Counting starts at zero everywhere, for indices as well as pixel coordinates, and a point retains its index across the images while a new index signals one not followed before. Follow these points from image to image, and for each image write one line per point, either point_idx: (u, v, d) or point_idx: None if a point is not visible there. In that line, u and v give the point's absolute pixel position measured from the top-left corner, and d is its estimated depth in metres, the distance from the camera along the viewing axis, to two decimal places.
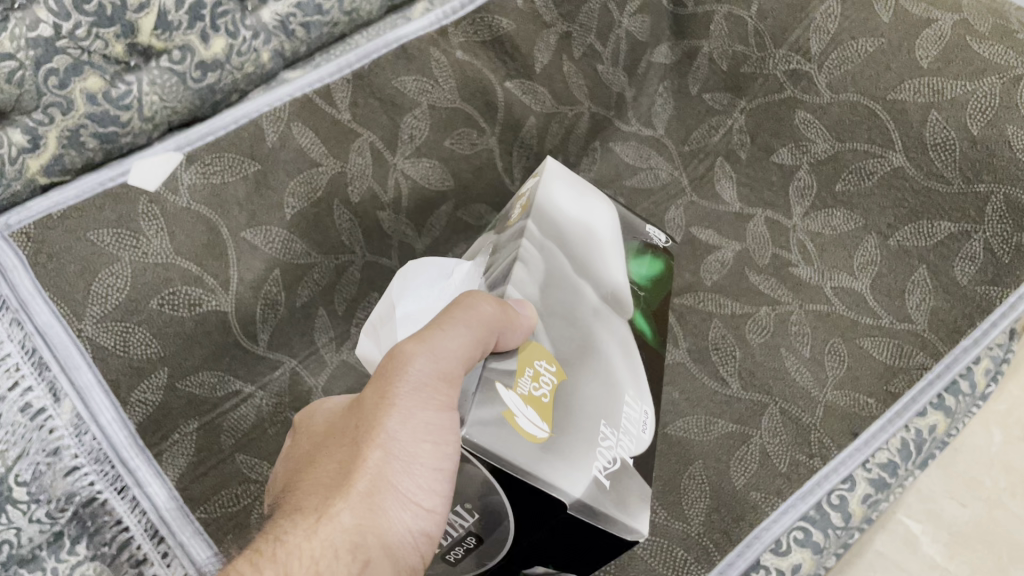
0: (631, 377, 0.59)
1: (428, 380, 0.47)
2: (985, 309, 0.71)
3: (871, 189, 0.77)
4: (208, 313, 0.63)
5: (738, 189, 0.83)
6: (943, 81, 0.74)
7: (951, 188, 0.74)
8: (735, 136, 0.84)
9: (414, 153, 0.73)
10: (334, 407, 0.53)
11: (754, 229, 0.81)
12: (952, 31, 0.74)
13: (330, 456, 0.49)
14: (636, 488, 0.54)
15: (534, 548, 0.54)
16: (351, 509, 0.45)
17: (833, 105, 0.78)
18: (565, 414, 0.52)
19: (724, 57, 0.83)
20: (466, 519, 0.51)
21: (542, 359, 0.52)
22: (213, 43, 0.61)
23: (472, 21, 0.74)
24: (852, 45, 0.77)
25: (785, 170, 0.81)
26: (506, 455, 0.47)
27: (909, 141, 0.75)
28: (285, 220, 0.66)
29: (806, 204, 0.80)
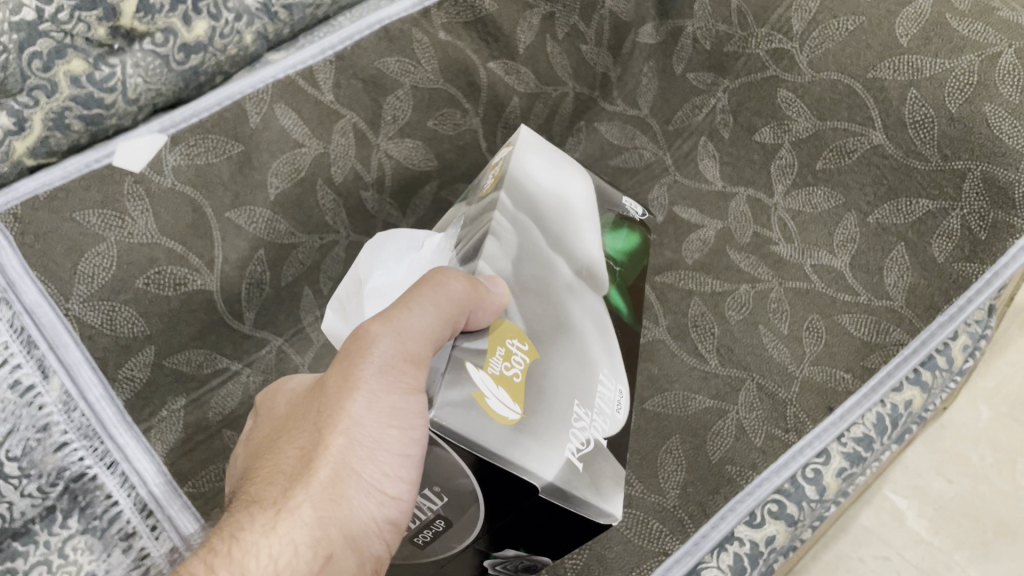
0: (608, 357, 0.59)
1: (392, 363, 0.47)
2: (962, 285, 0.71)
3: (850, 165, 0.77)
4: (193, 292, 0.68)
5: (720, 168, 0.84)
6: (922, 59, 0.74)
7: (928, 165, 0.74)
8: (718, 116, 0.85)
9: (397, 134, 0.76)
10: (296, 389, 0.53)
11: (736, 208, 0.81)
12: (932, 10, 0.75)
13: (291, 443, 0.49)
14: (609, 470, 0.54)
15: (506, 533, 0.53)
16: (312, 499, 0.46)
17: (814, 84, 0.79)
18: (535, 393, 0.52)
19: (710, 36, 0.84)
20: (435, 502, 0.51)
21: (514, 337, 0.52)
22: (196, 25, 0.67)
23: (455, 2, 0.77)
24: (832, 23, 0.78)
25: (767, 149, 0.81)
26: (476, 437, 0.47)
27: (889, 119, 0.75)
28: (268, 200, 0.70)
29: (788, 183, 0.80)
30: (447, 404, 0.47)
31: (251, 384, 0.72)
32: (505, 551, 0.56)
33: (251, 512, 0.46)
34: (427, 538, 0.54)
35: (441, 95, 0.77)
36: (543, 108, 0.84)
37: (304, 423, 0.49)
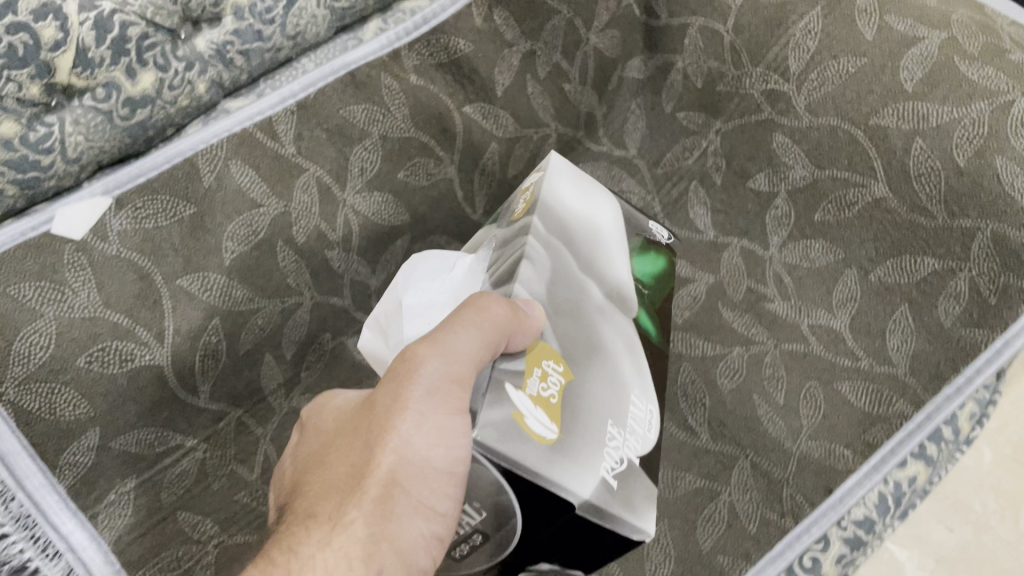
0: (638, 378, 0.57)
1: (439, 383, 0.47)
2: (969, 352, 0.66)
3: (850, 220, 0.72)
4: (141, 368, 0.62)
5: (713, 217, 0.80)
6: (930, 106, 0.69)
7: (934, 221, 0.68)
8: (710, 159, 0.81)
9: (365, 187, 0.70)
10: (346, 407, 0.54)
11: (729, 260, 0.78)
12: (939, 52, 0.70)
13: (342, 460, 0.50)
14: (643, 489, 0.53)
15: (542, 548, 0.52)
16: (363, 517, 0.47)
17: (813, 129, 0.74)
18: (571, 413, 0.51)
19: (702, 73, 0.80)
20: (474, 518, 0.50)
21: (549, 359, 0.51)
22: (141, 78, 0.61)
23: (427, 43, 0.72)
24: (830, 63, 0.73)
25: (762, 197, 0.77)
26: (517, 456, 0.46)
27: (892, 170, 0.70)
28: (223, 265, 0.65)
29: (784, 236, 0.75)
30: (487, 424, 0.46)
31: (208, 463, 0.67)
32: (539, 566, 0.54)
33: (303, 530, 0.47)
34: (462, 552, 0.53)
35: (414, 144, 0.72)
36: (525, 152, 0.80)
37: (355, 441, 0.50)
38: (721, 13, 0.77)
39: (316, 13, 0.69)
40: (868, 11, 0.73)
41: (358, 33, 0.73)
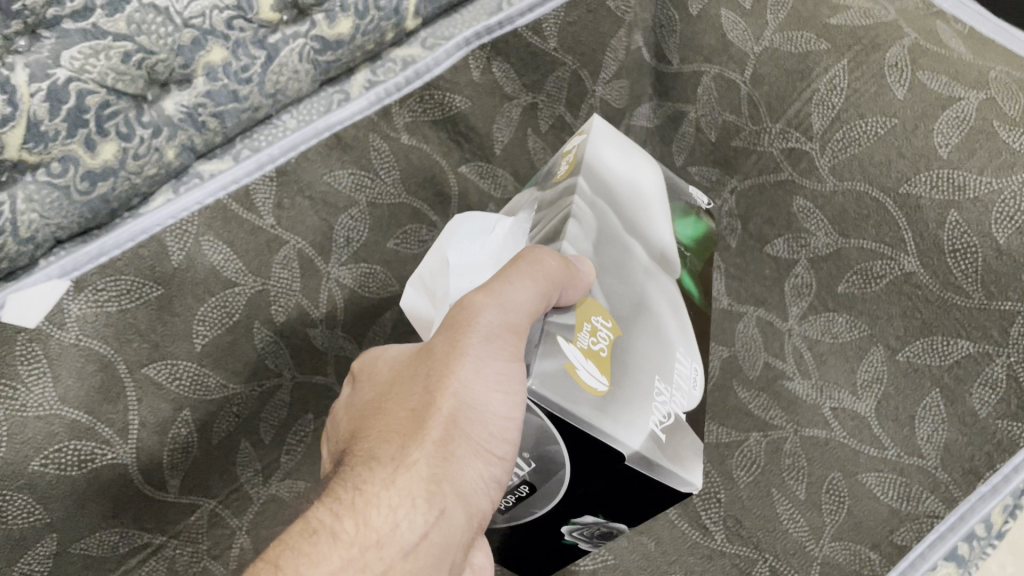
0: (682, 335, 0.59)
1: (496, 333, 0.48)
2: (1005, 448, 0.60)
3: (877, 296, 0.67)
4: (102, 468, 0.57)
5: (726, 283, 0.74)
6: (965, 175, 0.63)
7: (969, 301, 0.63)
8: (724, 220, 0.75)
9: (351, 258, 0.65)
10: (400, 354, 0.55)
11: (744, 331, 0.72)
12: (976, 114, 0.64)
13: (402, 404, 0.51)
14: (688, 441, 0.55)
15: (588, 502, 0.55)
16: (426, 457, 0.48)
17: (838, 193, 0.68)
18: (620, 368, 0.53)
19: (714, 125, 0.75)
20: (522, 468, 0.53)
21: (598, 315, 0.53)
22: (102, 149, 0.55)
23: (420, 99, 0.67)
24: (857, 124, 0.67)
25: (781, 264, 0.71)
26: (572, 407, 0.48)
27: (924, 244, 0.65)
28: (193, 351, 0.59)
29: (804, 306, 0.70)
30: (542, 374, 0.48)
31: (177, 560, 0.61)
32: (583, 518, 0.57)
33: (367, 472, 0.48)
34: (511, 502, 0.56)
35: (406, 209, 0.67)
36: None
37: (414, 384, 0.51)
38: (738, 62, 0.73)
39: (297, 67, 0.63)
40: (897, 65, 0.67)
41: (344, 84, 0.67)
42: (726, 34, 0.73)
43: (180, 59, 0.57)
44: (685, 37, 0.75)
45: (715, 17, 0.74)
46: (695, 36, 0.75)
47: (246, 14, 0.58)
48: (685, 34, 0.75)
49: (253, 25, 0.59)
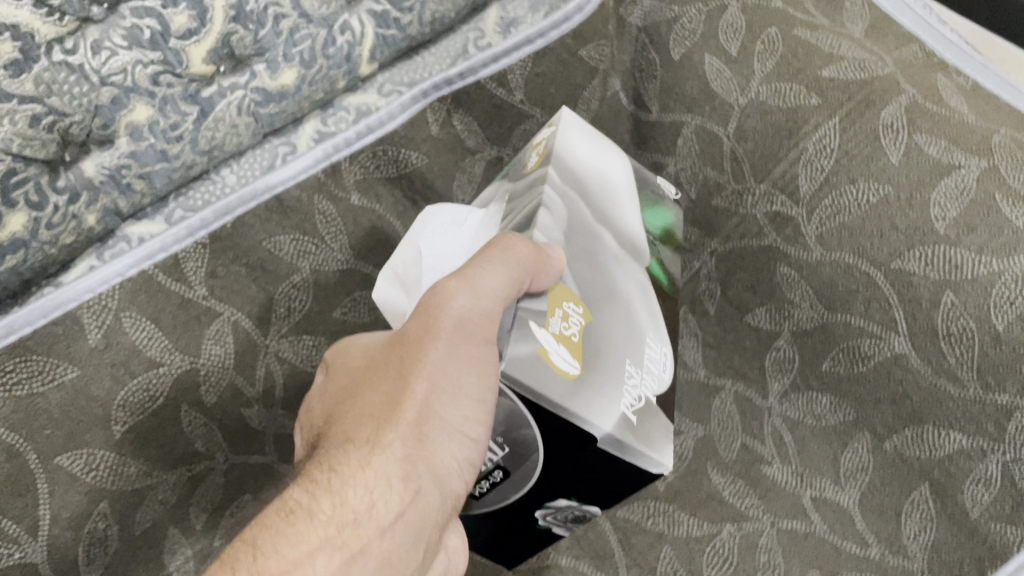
0: (654, 322, 0.56)
1: (468, 316, 0.48)
2: (998, 555, 0.55)
3: (862, 378, 0.62)
4: (8, 567, 0.52)
5: (704, 353, 0.68)
6: (962, 253, 0.58)
7: (963, 390, 0.58)
8: (702, 282, 0.70)
9: (292, 330, 0.60)
10: (369, 345, 0.54)
11: (720, 407, 0.66)
12: (977, 186, 0.59)
13: (374, 390, 0.50)
14: (661, 425, 0.54)
15: (562, 484, 0.53)
16: (400, 440, 0.47)
17: (825, 265, 0.63)
18: (593, 352, 0.51)
19: (696, 181, 0.70)
20: (496, 452, 0.52)
21: (570, 300, 0.51)
22: (10, 221, 0.50)
23: (371, 154, 0.63)
24: (848, 189, 0.62)
25: (761, 336, 0.66)
26: (544, 391, 0.47)
27: (916, 325, 0.60)
28: (111, 439, 0.54)
29: (786, 383, 0.65)
30: (513, 359, 0.47)
31: None
32: (557, 502, 0.55)
33: (342, 454, 0.48)
34: (484, 488, 0.54)
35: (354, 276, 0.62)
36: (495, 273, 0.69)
37: (385, 369, 0.51)
38: (722, 115, 0.68)
39: (233, 122, 0.57)
40: (891, 127, 0.62)
41: (291, 136, 0.61)
42: (708, 83, 0.69)
43: (99, 119, 0.52)
44: (665, 84, 0.71)
45: (699, 63, 0.69)
46: (676, 84, 0.70)
47: (174, 68, 0.53)
48: (665, 79, 0.71)
49: (183, 79, 0.54)
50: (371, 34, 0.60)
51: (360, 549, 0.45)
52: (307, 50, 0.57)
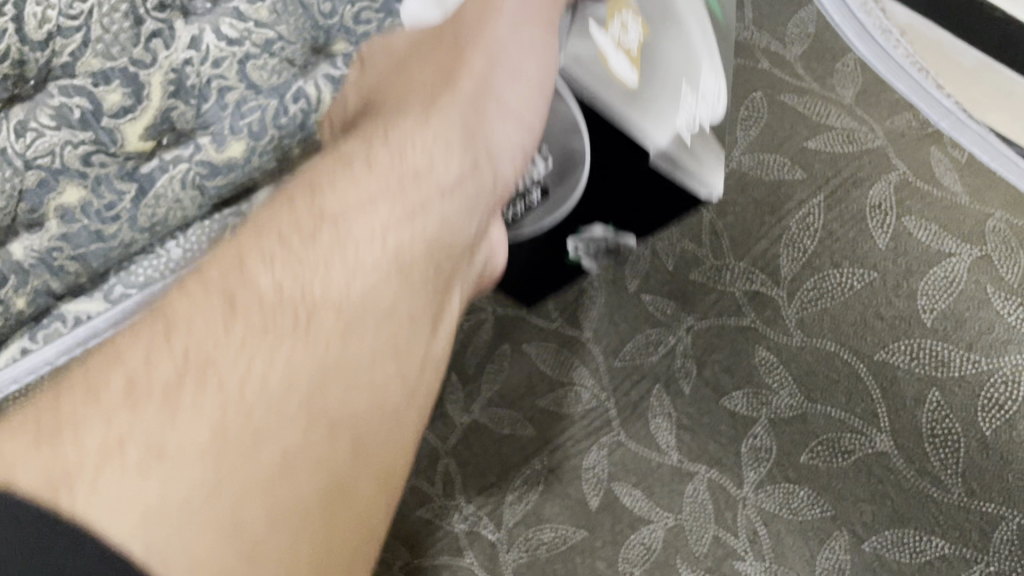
0: (710, 61, 0.59)
1: (484, 79, 0.56)
2: None
3: (841, 473, 0.66)
4: None
5: (678, 437, 0.68)
6: (952, 351, 0.67)
7: (948, 494, 0.65)
8: (679, 358, 0.70)
9: None
10: (406, 119, 0.53)
11: (693, 495, 0.66)
12: (967, 275, 0.69)
13: (381, 117, 0.53)
14: (713, 154, 0.60)
15: (604, 201, 0.63)
16: (397, 178, 0.49)
17: (805, 351, 0.69)
18: (648, 64, 0.59)
19: (673, 253, 0.72)
20: (541, 168, 0.63)
21: (631, 10, 0.59)
22: None
23: None
24: (830, 274, 0.70)
25: (739, 420, 0.68)
26: (603, 93, 0.58)
27: (900, 424, 0.66)
28: None
29: (761, 473, 0.66)
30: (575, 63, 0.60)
31: None
32: (594, 230, 0.66)
33: (334, 174, 0.48)
34: (519, 211, 0.63)
35: None
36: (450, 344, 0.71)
37: (430, 98, 0.54)
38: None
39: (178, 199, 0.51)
40: (879, 207, 0.72)
41: None
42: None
43: (24, 204, 0.48)
44: None
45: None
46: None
47: (107, 148, 0.50)
48: None
49: (117, 158, 0.50)
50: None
51: (354, 333, 0.44)
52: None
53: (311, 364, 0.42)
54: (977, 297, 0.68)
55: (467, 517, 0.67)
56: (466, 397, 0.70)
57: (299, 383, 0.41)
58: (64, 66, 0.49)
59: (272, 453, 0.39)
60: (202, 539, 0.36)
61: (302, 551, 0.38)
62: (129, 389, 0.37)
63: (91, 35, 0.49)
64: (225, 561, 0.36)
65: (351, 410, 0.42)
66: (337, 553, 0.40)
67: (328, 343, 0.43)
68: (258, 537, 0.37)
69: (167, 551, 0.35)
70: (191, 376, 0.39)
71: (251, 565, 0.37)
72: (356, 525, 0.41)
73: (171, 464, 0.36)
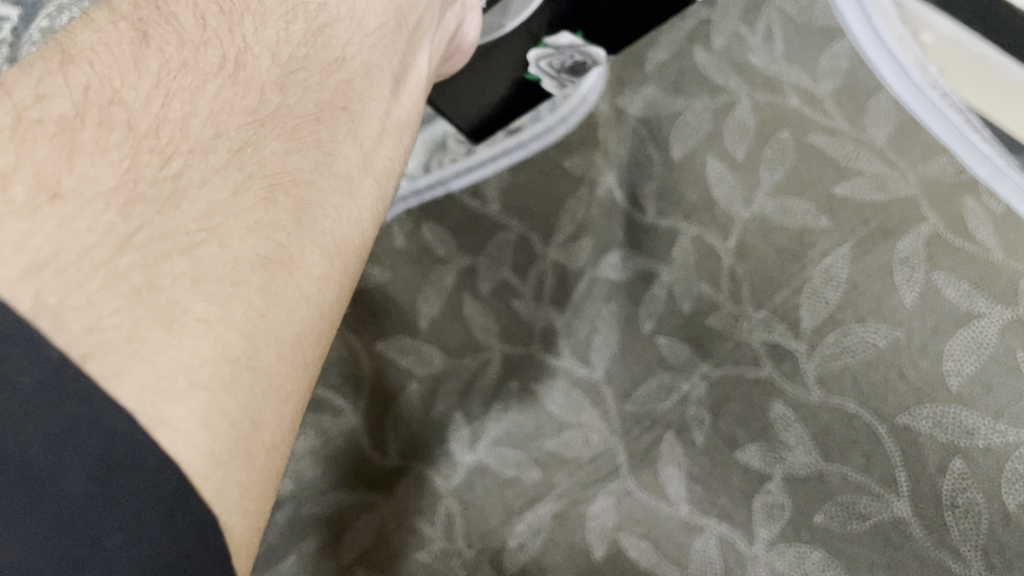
0: None
1: None
2: None
3: (857, 536, 0.70)
4: None
5: (687, 486, 0.74)
6: (976, 419, 0.69)
7: (966, 569, 0.67)
8: (692, 407, 0.76)
9: None
10: None
11: (702, 550, 0.72)
12: (996, 340, 0.70)
13: None
14: None
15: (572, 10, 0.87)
16: None
17: (824, 410, 0.73)
18: None
19: (690, 295, 0.79)
20: None
21: None
22: None
23: None
24: (855, 329, 0.73)
25: (750, 474, 0.73)
26: None
27: (920, 493, 0.69)
28: None
29: (774, 532, 0.71)
30: None
31: None
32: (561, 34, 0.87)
33: None
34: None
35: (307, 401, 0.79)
36: (453, 387, 0.80)
37: None
38: (721, 226, 0.79)
39: None
40: (907, 260, 0.73)
41: None
42: (711, 189, 0.80)
43: None
44: (663, 186, 0.82)
45: (700, 165, 0.81)
46: (676, 184, 0.81)
47: None
48: (664, 177, 0.82)
49: None
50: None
51: (265, 131, 0.49)
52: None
53: (253, 98, 0.50)
54: (1005, 363, 0.70)
55: (466, 563, 0.74)
56: (471, 435, 0.78)
57: (228, 122, 0.48)
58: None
59: (195, 205, 0.43)
60: (112, 295, 0.39)
61: (239, 313, 0.42)
62: (21, 122, 0.41)
63: None
64: (147, 320, 0.39)
65: (294, 167, 0.49)
66: (285, 329, 0.44)
67: (264, 81, 0.51)
68: (185, 306, 0.40)
69: (77, 308, 0.38)
70: (95, 116, 0.43)
71: (176, 330, 0.40)
72: (302, 302, 0.45)
73: (66, 205, 0.40)
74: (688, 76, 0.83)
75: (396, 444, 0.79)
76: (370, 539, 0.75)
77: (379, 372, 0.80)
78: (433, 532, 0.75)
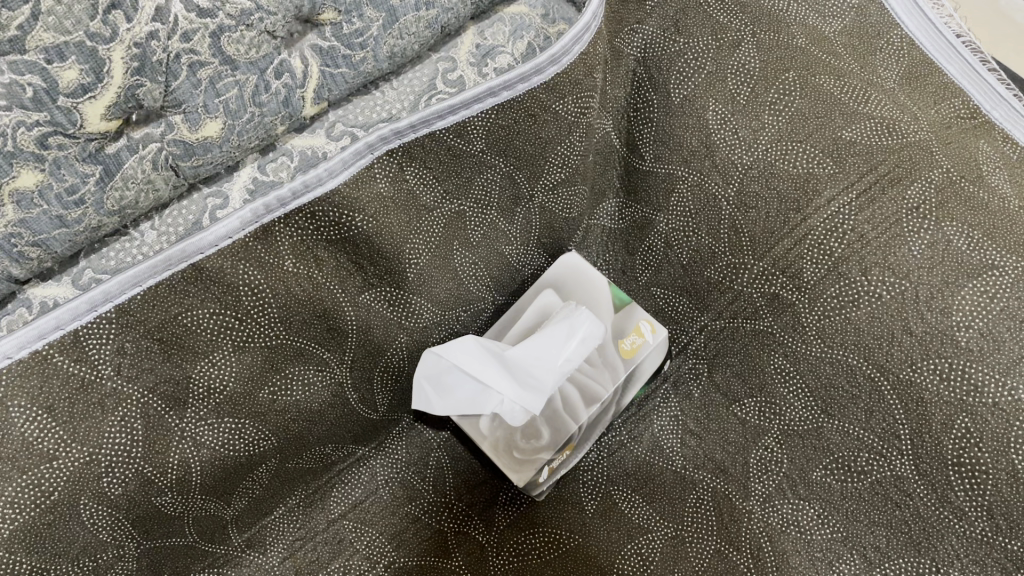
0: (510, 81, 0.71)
1: None
2: None
3: (854, 491, 0.76)
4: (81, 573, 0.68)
5: (682, 445, 0.84)
6: (984, 376, 0.70)
7: (969, 524, 0.71)
8: (689, 359, 0.86)
9: (215, 415, 0.70)
10: None
11: (695, 499, 0.81)
12: (1009, 290, 0.70)
13: None
14: None
15: None
16: None
17: (824, 362, 0.77)
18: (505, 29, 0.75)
19: (688, 248, 0.82)
20: None
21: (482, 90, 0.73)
22: (38, 227, 0.57)
23: (309, 217, 0.67)
24: (859, 280, 0.74)
25: (748, 427, 0.81)
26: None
27: (921, 451, 0.73)
28: (105, 499, 0.66)
29: (768, 486, 0.79)
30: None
31: None
32: None
33: None
34: None
35: (287, 351, 0.72)
36: (443, 333, 0.83)
37: None
38: (722, 173, 0.78)
39: (141, 176, 0.61)
40: (917, 208, 0.73)
41: (224, 184, 0.68)
42: (711, 136, 0.78)
43: (56, 183, 0.56)
44: (660, 133, 0.80)
45: (702, 108, 0.77)
46: (673, 128, 0.79)
47: (67, 129, 0.54)
48: (662, 124, 0.79)
49: (80, 139, 0.56)
50: (318, 71, 0.65)
51: None
52: (235, 96, 0.60)
53: None
54: (1018, 316, 0.70)
55: (456, 514, 0.85)
56: None
57: None
58: (9, 40, 0.48)
59: None
60: None
61: None
62: None
63: (42, 6, 0.48)
64: None
65: None
66: None
67: None
68: None
69: None
70: None
71: None
72: None
73: None
74: (690, 14, 0.78)
75: (387, 400, 0.83)
76: (389, 498, 0.85)
77: (362, 327, 0.76)
78: (427, 487, 0.86)
